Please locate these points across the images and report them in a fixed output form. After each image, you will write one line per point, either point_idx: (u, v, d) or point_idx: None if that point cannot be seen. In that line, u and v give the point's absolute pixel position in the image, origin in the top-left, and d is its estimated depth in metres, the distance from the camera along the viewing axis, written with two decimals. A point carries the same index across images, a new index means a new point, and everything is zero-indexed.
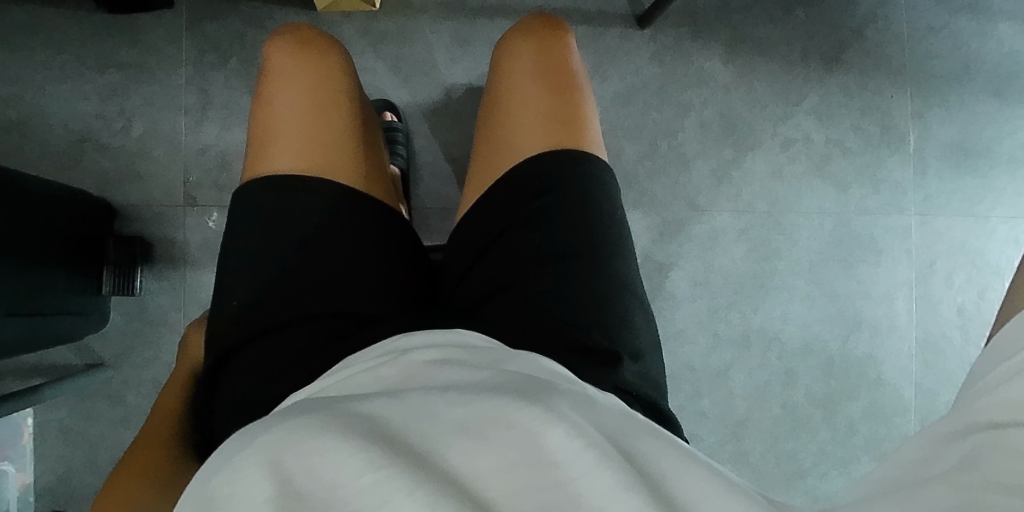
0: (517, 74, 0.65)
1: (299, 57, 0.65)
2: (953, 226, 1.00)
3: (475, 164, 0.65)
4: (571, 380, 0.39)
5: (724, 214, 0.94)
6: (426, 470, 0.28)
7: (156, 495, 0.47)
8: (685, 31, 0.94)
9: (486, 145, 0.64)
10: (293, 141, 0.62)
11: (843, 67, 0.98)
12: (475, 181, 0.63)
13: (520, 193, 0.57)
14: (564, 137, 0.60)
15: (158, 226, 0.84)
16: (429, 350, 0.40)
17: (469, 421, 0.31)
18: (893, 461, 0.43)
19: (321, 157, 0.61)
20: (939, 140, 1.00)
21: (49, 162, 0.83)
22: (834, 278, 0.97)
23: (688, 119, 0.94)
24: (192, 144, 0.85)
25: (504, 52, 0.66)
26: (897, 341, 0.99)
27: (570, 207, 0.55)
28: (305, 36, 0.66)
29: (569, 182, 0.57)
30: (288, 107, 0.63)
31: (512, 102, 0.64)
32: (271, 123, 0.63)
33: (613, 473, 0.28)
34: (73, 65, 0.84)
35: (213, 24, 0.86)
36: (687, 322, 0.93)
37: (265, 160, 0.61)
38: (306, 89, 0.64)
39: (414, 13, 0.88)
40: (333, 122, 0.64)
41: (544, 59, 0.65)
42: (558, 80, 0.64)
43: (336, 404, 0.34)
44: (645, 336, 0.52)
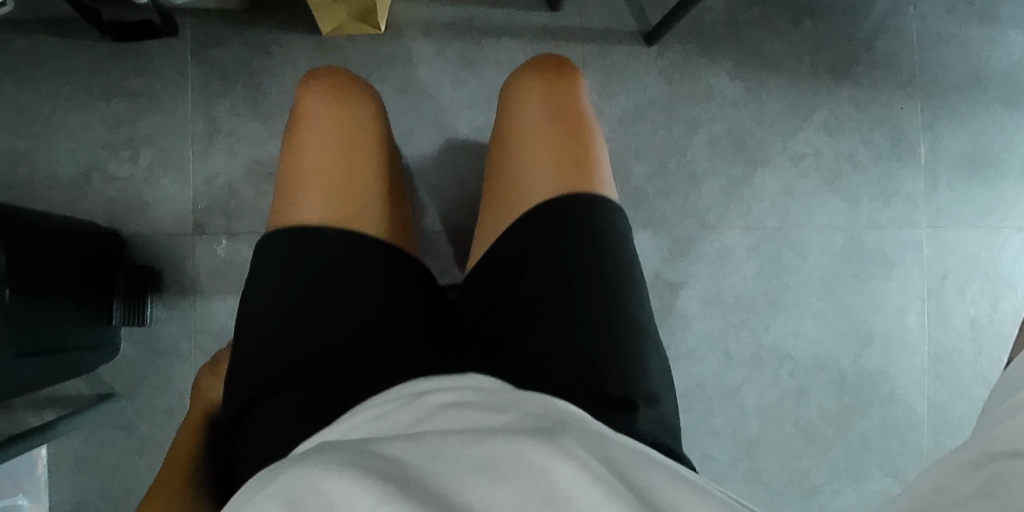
0: (529, 113, 0.64)
1: (326, 98, 0.64)
2: (965, 238, 1.01)
3: (488, 206, 0.64)
4: (585, 420, 0.39)
5: (734, 231, 0.94)
6: (436, 501, 0.28)
7: None
8: (693, 46, 0.93)
9: (499, 187, 0.63)
10: (320, 189, 0.61)
11: (853, 79, 0.98)
12: (490, 223, 0.62)
13: (536, 237, 0.56)
14: (580, 175, 0.60)
15: (167, 256, 0.84)
16: (443, 393, 0.40)
17: (481, 458, 0.31)
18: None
19: (347, 204, 0.61)
20: (950, 152, 1.01)
21: (56, 192, 0.83)
22: (845, 293, 0.96)
23: (697, 137, 0.93)
24: (199, 173, 0.85)
25: (513, 89, 0.65)
26: (909, 354, 0.98)
27: (585, 250, 0.55)
28: (327, 76, 0.66)
29: (585, 225, 0.56)
30: (314, 150, 0.63)
31: (525, 142, 0.63)
32: (298, 167, 0.63)
33: (623, 505, 0.28)
34: (80, 95, 0.84)
35: (218, 51, 0.85)
36: (699, 341, 0.92)
37: (288, 208, 0.61)
38: (332, 131, 0.63)
39: (419, 35, 0.88)
40: (358, 165, 0.63)
41: (557, 99, 0.64)
42: (571, 120, 0.64)
43: (352, 445, 0.34)
44: (661, 379, 0.51)
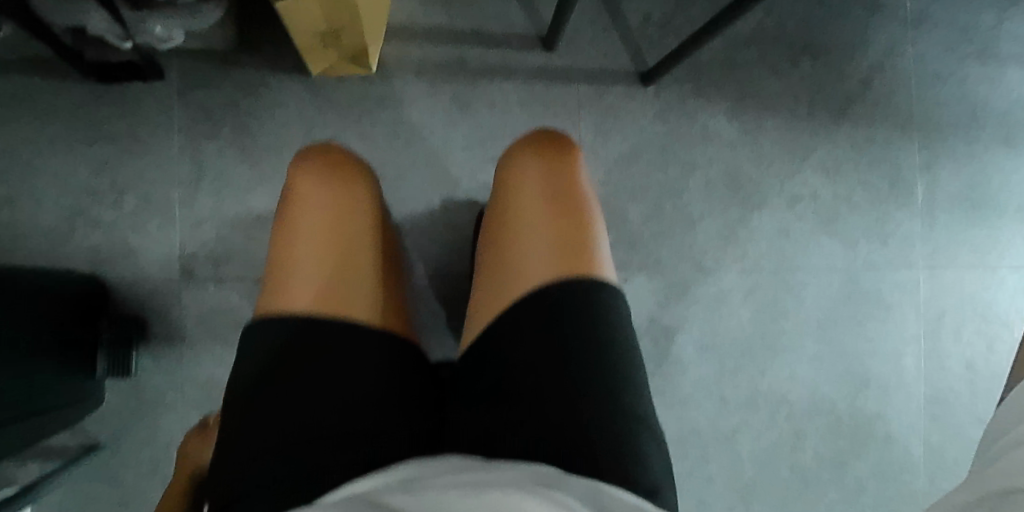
0: (526, 190, 0.63)
1: (321, 179, 0.63)
2: (962, 278, 1.01)
3: (483, 285, 0.63)
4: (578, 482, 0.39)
5: (730, 274, 0.93)
6: None
7: None
8: (690, 86, 0.92)
9: (495, 267, 0.63)
10: (313, 279, 0.60)
11: (850, 119, 0.97)
12: (485, 303, 0.61)
13: (537, 323, 0.56)
14: (578, 261, 0.59)
15: (153, 304, 0.83)
16: (439, 464, 0.40)
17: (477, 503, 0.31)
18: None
19: (341, 294, 0.60)
20: (947, 192, 1.00)
21: (39, 240, 0.81)
22: (841, 336, 0.96)
23: (693, 179, 0.92)
24: (186, 218, 0.83)
25: (512, 169, 0.65)
26: (905, 397, 0.98)
27: (586, 338, 0.54)
28: (321, 153, 0.65)
29: (584, 313, 0.56)
30: (308, 237, 0.62)
31: (523, 222, 0.62)
32: (291, 255, 0.62)
33: None
34: (63, 139, 0.82)
35: (205, 92, 0.83)
36: (695, 387, 0.92)
37: (281, 296, 0.60)
38: (326, 215, 0.63)
39: (412, 76, 0.86)
40: (353, 252, 0.63)
41: (556, 179, 0.64)
42: (569, 203, 0.63)
43: (346, 498, 0.34)
44: (662, 473, 0.50)
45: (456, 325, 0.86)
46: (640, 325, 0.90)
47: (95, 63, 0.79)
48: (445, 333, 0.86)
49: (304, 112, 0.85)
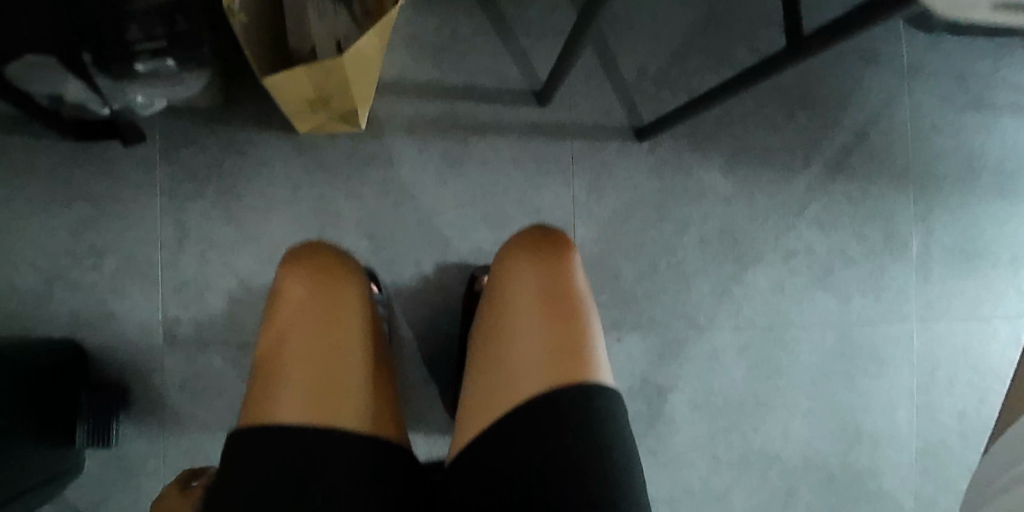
0: (518, 287, 0.63)
1: (315, 285, 0.63)
2: (955, 331, 1.00)
3: (478, 386, 0.61)
4: None
5: (724, 331, 0.92)
6: None
7: None
8: (685, 141, 0.91)
9: (492, 366, 0.60)
10: (303, 381, 0.57)
11: (846, 172, 0.96)
12: (482, 405, 0.59)
13: (535, 429, 0.54)
14: (577, 356, 0.58)
15: (135, 369, 0.81)
16: None
17: None
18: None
19: (332, 398, 0.56)
20: (942, 244, 1.00)
21: (16, 305, 0.78)
22: (834, 391, 0.96)
23: (688, 235, 0.91)
24: (169, 281, 0.81)
25: (509, 268, 0.65)
26: (897, 450, 0.98)
27: (584, 446, 0.53)
28: (314, 257, 0.66)
29: (583, 419, 0.54)
30: (298, 338, 0.60)
31: (522, 321, 0.61)
32: (279, 357, 0.59)
33: None
34: (38, 198, 0.79)
35: (189, 151, 0.81)
36: (687, 446, 0.91)
37: (266, 401, 0.56)
38: (318, 317, 0.61)
39: (402, 132, 0.84)
40: (345, 353, 0.60)
41: (554, 278, 0.63)
42: (567, 299, 0.62)
43: None
44: None
45: (446, 387, 0.85)
46: (633, 385, 0.89)
47: (74, 120, 0.75)
48: (434, 396, 0.85)
49: (291, 171, 0.83)
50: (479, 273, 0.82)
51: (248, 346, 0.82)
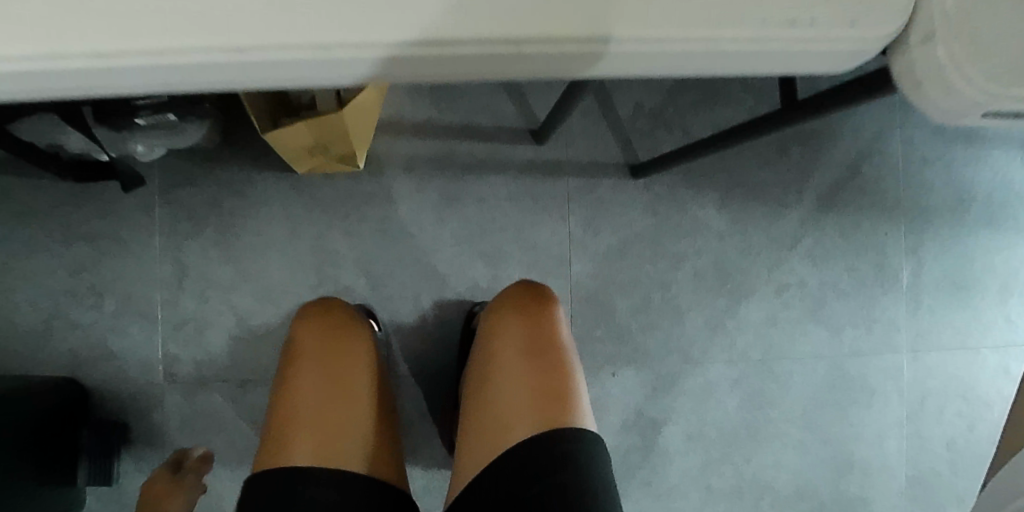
0: (508, 343, 0.67)
1: (325, 339, 0.67)
2: (944, 361, 1.02)
3: (473, 434, 0.61)
4: None
5: (718, 364, 0.93)
6: None
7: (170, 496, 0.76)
8: (680, 177, 0.92)
9: (487, 413, 0.62)
10: (308, 424, 0.59)
11: (837, 207, 0.98)
12: (478, 451, 0.59)
13: (526, 468, 0.54)
14: (565, 402, 0.59)
15: (137, 406, 0.82)
16: None
17: None
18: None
19: (336, 441, 0.58)
20: (932, 275, 1.02)
21: (17, 343, 0.79)
22: (826, 421, 0.97)
23: (682, 270, 0.92)
24: (169, 319, 0.82)
25: (501, 326, 0.69)
26: (886, 478, 1.00)
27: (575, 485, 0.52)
28: (325, 316, 0.70)
29: (573, 457, 0.54)
30: (306, 385, 0.62)
31: (513, 369, 0.63)
32: (288, 403, 0.61)
33: None
34: (38, 238, 0.80)
35: (188, 191, 0.82)
36: (681, 477, 0.92)
37: (274, 445, 0.58)
38: (327, 366, 0.64)
39: (400, 171, 0.85)
40: (351, 399, 0.62)
41: (541, 333, 0.67)
42: (554, 352, 0.65)
43: None
44: None
45: (442, 421, 0.86)
46: (628, 418, 0.90)
47: (73, 160, 0.74)
48: (431, 430, 0.86)
49: (290, 210, 0.84)
50: (476, 310, 0.83)
51: (246, 384, 0.83)
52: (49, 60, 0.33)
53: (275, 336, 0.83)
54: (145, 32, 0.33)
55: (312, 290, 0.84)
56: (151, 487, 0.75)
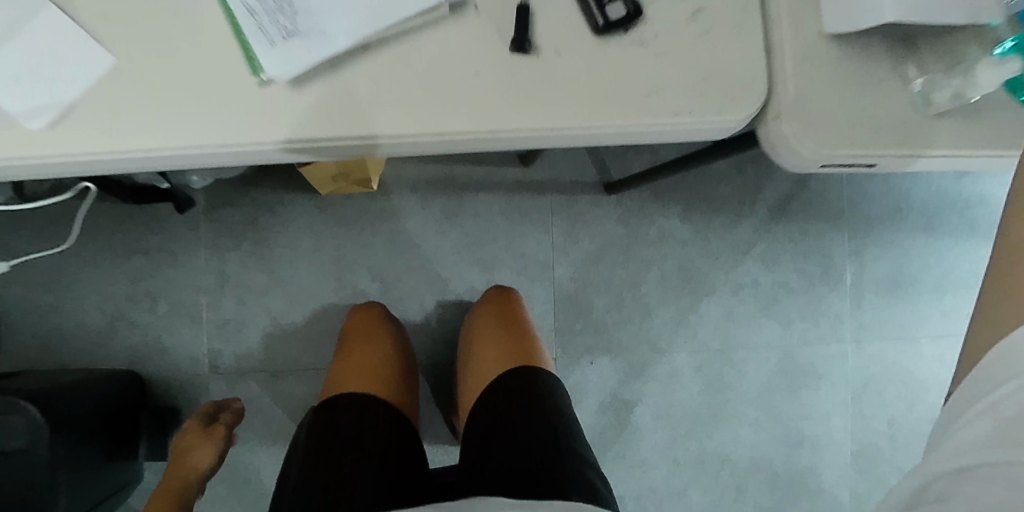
0: (490, 316, 0.85)
1: (364, 320, 0.87)
2: (885, 349, 1.17)
3: (468, 381, 0.78)
4: None
5: (682, 353, 1.08)
6: None
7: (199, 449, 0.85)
8: (648, 194, 1.07)
9: (476, 362, 0.78)
10: (348, 365, 0.76)
11: (787, 216, 1.13)
12: (472, 386, 0.76)
13: (501, 381, 0.70)
14: (531, 346, 0.76)
15: (185, 393, 0.97)
16: None
17: None
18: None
19: (368, 371, 0.75)
20: (873, 274, 1.17)
21: (85, 340, 0.94)
22: (778, 403, 1.12)
23: (650, 272, 1.07)
24: (212, 319, 0.97)
25: (487, 307, 0.88)
26: (834, 452, 1.14)
27: (538, 389, 0.68)
28: (363, 309, 0.90)
29: (535, 374, 0.70)
30: (348, 347, 0.81)
31: (494, 329, 0.81)
32: (334, 360, 0.79)
33: None
34: (103, 252, 0.95)
35: (229, 210, 0.97)
36: (650, 451, 1.07)
37: (326, 383, 0.75)
38: (363, 335, 0.83)
39: (407, 192, 1.00)
40: (380, 350, 0.80)
41: (514, 310, 0.85)
42: (524, 322, 0.83)
43: None
44: (601, 482, 0.58)
45: (444, 404, 1.01)
46: (604, 400, 1.05)
47: (136, 186, 0.86)
48: (436, 412, 1.01)
49: (315, 225, 0.98)
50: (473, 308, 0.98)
51: (278, 374, 0.97)
52: (105, 156, 0.43)
53: (302, 332, 0.98)
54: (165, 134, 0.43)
55: (334, 292, 0.99)
56: (186, 435, 0.86)
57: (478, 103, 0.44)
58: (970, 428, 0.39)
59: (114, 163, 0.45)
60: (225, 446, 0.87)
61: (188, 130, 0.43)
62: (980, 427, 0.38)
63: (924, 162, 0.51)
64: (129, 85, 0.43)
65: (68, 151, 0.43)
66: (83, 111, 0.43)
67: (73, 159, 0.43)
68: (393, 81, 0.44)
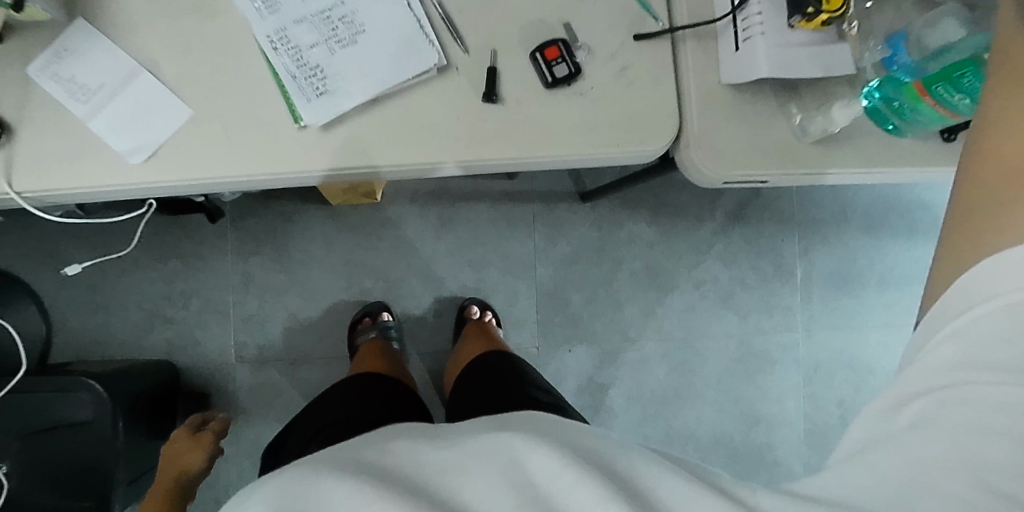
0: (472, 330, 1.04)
1: (370, 332, 1.05)
2: (833, 337, 1.31)
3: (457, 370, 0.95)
4: (563, 433, 0.46)
5: (650, 342, 1.23)
6: (420, 499, 0.36)
7: (193, 454, 0.87)
8: (619, 202, 1.22)
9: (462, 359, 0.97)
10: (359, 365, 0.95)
11: (743, 220, 1.27)
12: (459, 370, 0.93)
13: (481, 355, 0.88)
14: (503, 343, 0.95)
15: (213, 379, 1.11)
16: (426, 445, 0.43)
17: (453, 462, 0.40)
18: (832, 496, 0.37)
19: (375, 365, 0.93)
20: (821, 271, 1.31)
21: (128, 334, 1.09)
22: (737, 385, 1.26)
23: (621, 271, 1.22)
24: (238, 314, 1.11)
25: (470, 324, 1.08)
26: (788, 429, 1.28)
27: (509, 357, 0.86)
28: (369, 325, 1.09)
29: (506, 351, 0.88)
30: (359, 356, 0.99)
31: (475, 338, 1.01)
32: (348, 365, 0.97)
33: (590, 488, 0.35)
34: (143, 257, 1.09)
35: (252, 220, 1.12)
36: (623, 428, 1.21)
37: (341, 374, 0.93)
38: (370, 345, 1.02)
39: (407, 202, 1.15)
40: (384, 356, 0.98)
41: (489, 329, 1.05)
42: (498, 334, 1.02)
43: (350, 454, 0.44)
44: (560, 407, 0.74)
45: (440, 388, 1.15)
46: (581, 383, 1.20)
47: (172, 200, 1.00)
48: (433, 395, 1.15)
49: (327, 232, 1.13)
50: (467, 302, 1.13)
51: (296, 362, 1.12)
52: (184, 182, 0.58)
53: (316, 325, 1.13)
54: (228, 166, 0.58)
55: (344, 290, 1.13)
56: (173, 444, 0.89)
57: (462, 140, 0.59)
58: (935, 352, 0.40)
59: (190, 188, 0.60)
60: (213, 452, 0.90)
61: (244, 163, 0.58)
62: (949, 353, 0.39)
63: (833, 177, 0.66)
64: (201, 130, 0.58)
65: (158, 179, 0.58)
66: (168, 150, 0.58)
67: (161, 185, 0.58)
68: (397, 125, 0.59)
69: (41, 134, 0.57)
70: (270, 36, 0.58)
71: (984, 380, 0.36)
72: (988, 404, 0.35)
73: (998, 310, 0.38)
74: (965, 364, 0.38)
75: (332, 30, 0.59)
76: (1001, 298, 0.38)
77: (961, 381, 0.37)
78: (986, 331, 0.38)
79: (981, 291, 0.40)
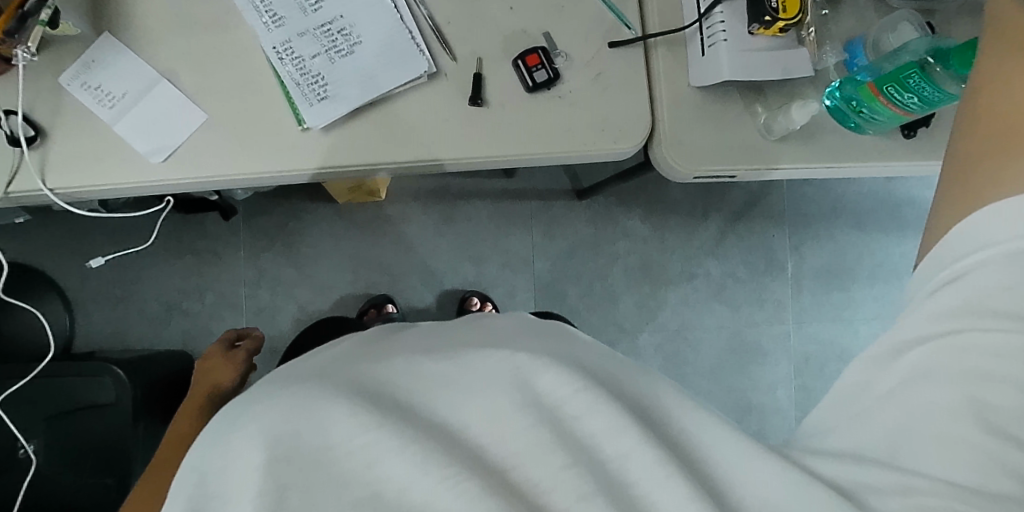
0: None
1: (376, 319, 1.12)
2: (824, 329, 1.35)
3: None
4: (570, 347, 0.50)
5: (644, 334, 1.28)
6: (422, 427, 0.39)
7: (226, 372, 0.83)
8: (613, 200, 1.28)
9: None
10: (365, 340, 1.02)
11: (734, 216, 1.32)
12: None
13: None
14: None
15: None
16: (432, 357, 0.47)
17: (456, 380, 0.43)
18: (838, 445, 0.41)
19: None
20: (812, 265, 1.36)
21: (147, 326, 1.15)
22: (729, 375, 1.31)
23: (615, 266, 1.27)
24: (250, 307, 1.17)
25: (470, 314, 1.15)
26: (781, 418, 1.31)
27: None
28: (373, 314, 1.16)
29: None
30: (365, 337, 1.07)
31: None
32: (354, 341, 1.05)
33: (605, 415, 0.40)
34: (161, 253, 1.16)
35: (263, 218, 1.18)
36: None
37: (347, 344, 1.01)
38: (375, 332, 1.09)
39: (410, 200, 1.21)
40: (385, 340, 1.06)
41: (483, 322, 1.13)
42: None
43: (355, 368, 0.47)
44: None
45: None
46: None
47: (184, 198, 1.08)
48: None
49: (334, 229, 1.19)
50: (468, 295, 1.19)
51: None
52: (202, 180, 0.64)
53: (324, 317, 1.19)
54: (245, 164, 0.64)
55: (350, 284, 1.19)
56: (208, 360, 0.87)
57: (458, 140, 0.65)
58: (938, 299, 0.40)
59: (207, 186, 0.66)
60: (245, 370, 0.86)
61: (256, 161, 0.64)
62: (950, 297, 0.39)
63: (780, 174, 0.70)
64: (217, 131, 0.64)
65: (178, 179, 0.64)
66: (188, 151, 0.64)
67: (182, 182, 0.64)
68: (405, 126, 0.65)
69: (72, 138, 0.63)
70: (276, 48, 0.64)
71: (984, 330, 0.37)
72: (991, 352, 0.37)
73: (998, 259, 0.38)
74: (959, 310, 0.39)
75: (332, 41, 0.65)
76: (1000, 248, 0.38)
77: (951, 331, 0.38)
78: (984, 279, 0.38)
79: (973, 239, 0.40)
